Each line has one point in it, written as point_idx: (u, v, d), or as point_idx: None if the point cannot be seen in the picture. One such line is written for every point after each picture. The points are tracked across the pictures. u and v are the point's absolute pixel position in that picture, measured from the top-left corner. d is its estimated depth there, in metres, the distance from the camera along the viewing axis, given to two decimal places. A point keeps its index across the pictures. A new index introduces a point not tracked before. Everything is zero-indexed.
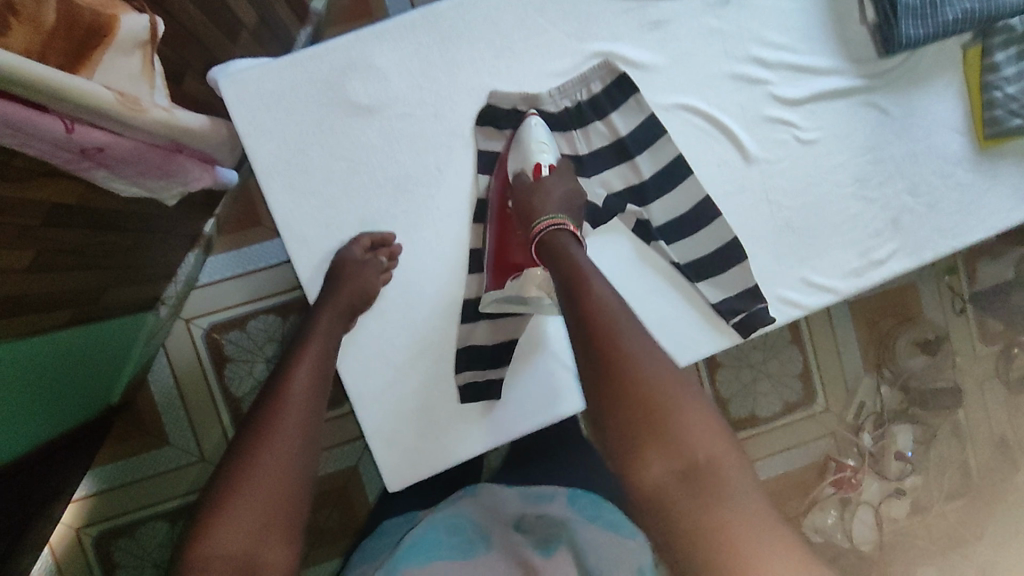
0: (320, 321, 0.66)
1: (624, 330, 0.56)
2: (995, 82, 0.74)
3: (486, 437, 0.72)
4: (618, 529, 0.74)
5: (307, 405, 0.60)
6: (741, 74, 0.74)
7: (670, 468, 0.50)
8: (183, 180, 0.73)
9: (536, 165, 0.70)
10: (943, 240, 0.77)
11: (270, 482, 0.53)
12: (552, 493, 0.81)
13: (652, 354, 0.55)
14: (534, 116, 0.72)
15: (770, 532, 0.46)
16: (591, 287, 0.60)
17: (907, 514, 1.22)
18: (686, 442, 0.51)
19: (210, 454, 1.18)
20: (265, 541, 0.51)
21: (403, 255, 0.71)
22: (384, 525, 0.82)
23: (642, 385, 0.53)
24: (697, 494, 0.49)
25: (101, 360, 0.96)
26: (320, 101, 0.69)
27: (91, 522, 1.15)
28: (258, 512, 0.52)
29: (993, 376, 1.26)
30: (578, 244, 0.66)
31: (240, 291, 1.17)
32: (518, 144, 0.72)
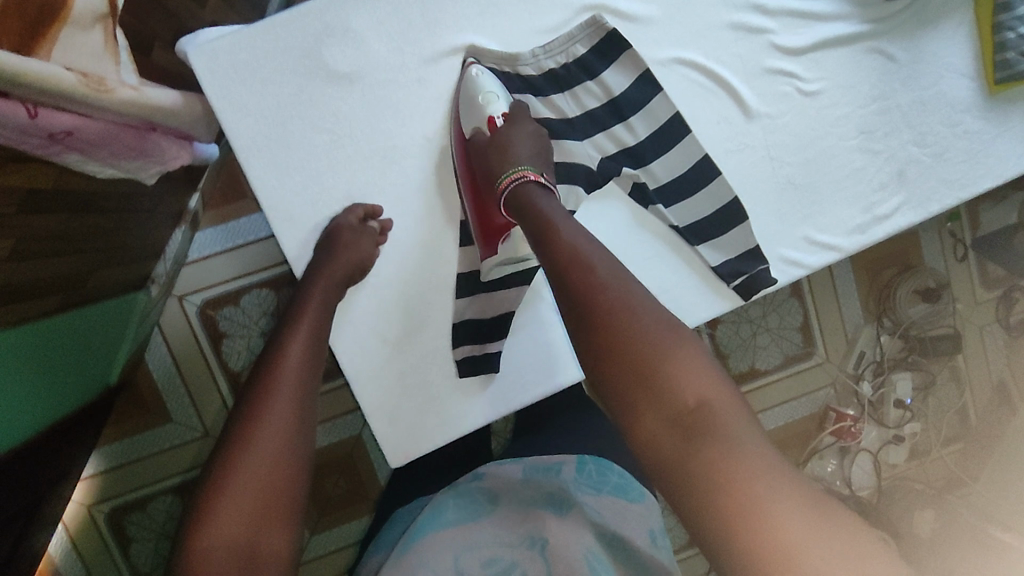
0: (314, 294, 0.63)
1: (614, 285, 0.55)
2: (1008, 22, 0.71)
3: (491, 408, 0.71)
4: (626, 495, 0.75)
5: (300, 382, 0.58)
6: (740, 23, 0.70)
7: (665, 423, 0.50)
8: (159, 159, 0.70)
9: (490, 118, 0.66)
10: (950, 192, 0.74)
11: (263, 467, 0.53)
12: (557, 459, 0.79)
13: (638, 308, 0.54)
14: (472, 65, 0.67)
15: (776, 481, 0.45)
16: (567, 244, 0.58)
17: (905, 459, 1.24)
18: (679, 392, 0.50)
19: (214, 429, 1.18)
20: (263, 527, 0.52)
21: (392, 230, 0.68)
22: (402, 510, 0.81)
23: (636, 341, 0.52)
24: (694, 444, 0.48)
25: (95, 343, 0.95)
26: (296, 69, 0.64)
27: (101, 499, 1.16)
28: (253, 498, 0.52)
29: (994, 321, 1.26)
30: (547, 192, 0.63)
31: (231, 266, 1.16)
32: (466, 99, 0.67)
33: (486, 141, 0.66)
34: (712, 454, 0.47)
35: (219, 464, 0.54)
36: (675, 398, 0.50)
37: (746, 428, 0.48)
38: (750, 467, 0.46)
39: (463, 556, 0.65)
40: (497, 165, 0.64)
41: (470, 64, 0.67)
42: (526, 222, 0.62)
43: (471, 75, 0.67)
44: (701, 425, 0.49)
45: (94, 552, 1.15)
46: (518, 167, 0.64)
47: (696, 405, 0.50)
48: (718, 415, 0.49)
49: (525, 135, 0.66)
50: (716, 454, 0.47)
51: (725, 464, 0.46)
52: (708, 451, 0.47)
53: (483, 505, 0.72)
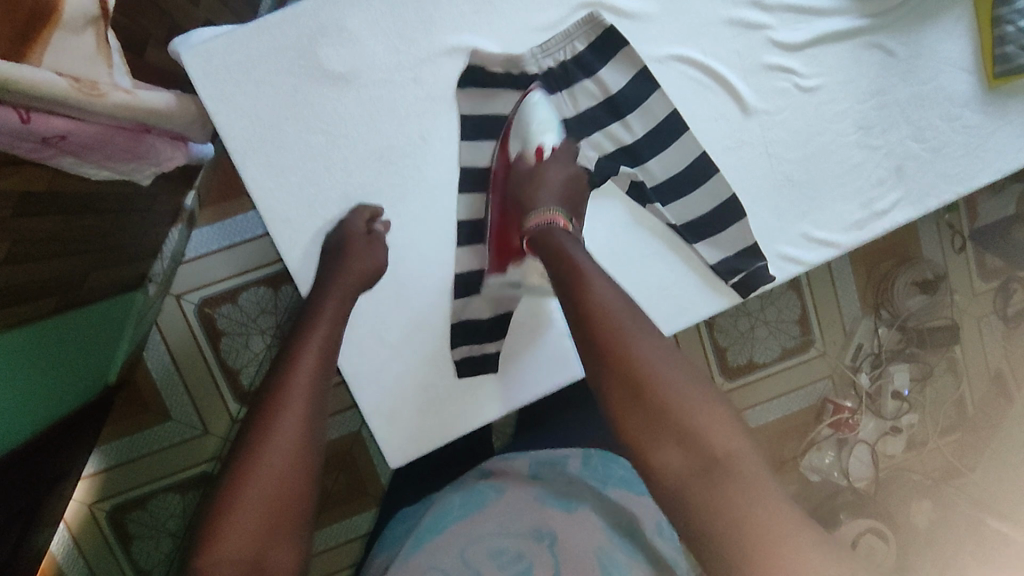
0: (329, 302, 0.62)
1: (633, 330, 0.58)
2: (1008, 16, 0.71)
3: (492, 407, 0.71)
4: (632, 488, 0.75)
5: (312, 392, 0.57)
6: (738, 18, 0.69)
7: (686, 464, 0.52)
8: (154, 160, 0.70)
9: (537, 148, 0.68)
10: (949, 186, 0.74)
11: (273, 482, 0.52)
12: (565, 452, 0.81)
13: (659, 355, 0.57)
14: (534, 90, 0.68)
15: (786, 520, 0.49)
16: (591, 286, 0.60)
17: (903, 450, 1.24)
18: (700, 436, 0.53)
19: (214, 427, 1.18)
20: (269, 543, 0.51)
21: (392, 232, 0.67)
22: (405, 509, 0.80)
23: (657, 386, 0.55)
24: (713, 484, 0.51)
25: (91, 343, 0.94)
26: (290, 70, 0.64)
27: (103, 497, 1.16)
28: (259, 514, 0.51)
29: (991, 312, 1.26)
30: (573, 239, 0.65)
31: (228, 264, 1.15)
32: (519, 123, 0.68)
33: (530, 167, 0.69)
34: (730, 496, 0.50)
35: (230, 473, 0.53)
36: (697, 442, 0.53)
37: (761, 471, 0.52)
38: (767, 508, 0.49)
39: (470, 551, 0.64)
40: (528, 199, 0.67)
41: (534, 87, 0.68)
42: (551, 263, 0.64)
43: (531, 98, 0.68)
44: (720, 467, 0.52)
45: (97, 550, 1.16)
46: (547, 207, 0.66)
47: (716, 448, 0.52)
48: (738, 459, 0.52)
49: (558, 180, 0.68)
50: (734, 495, 0.50)
51: (743, 506, 0.50)
52: (727, 494, 0.50)
53: (490, 499, 0.71)
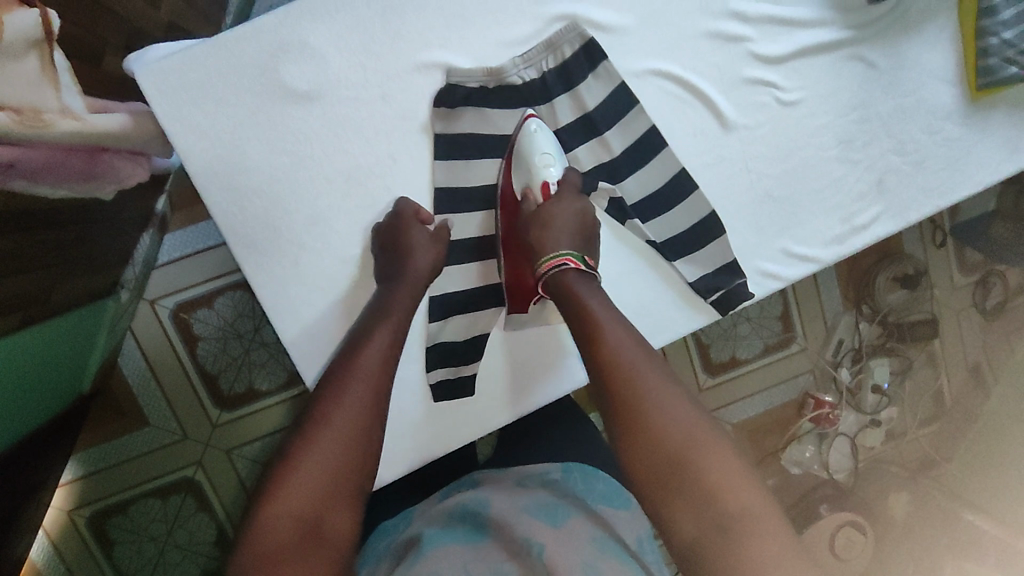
0: (393, 312, 0.63)
1: (644, 375, 0.57)
2: (992, 27, 0.69)
3: (496, 409, 0.70)
4: (614, 503, 0.68)
5: (377, 376, 0.60)
6: (718, 31, 0.67)
7: (699, 519, 0.51)
8: (115, 180, 0.66)
9: (543, 184, 0.66)
10: (929, 200, 0.74)
11: (340, 446, 0.55)
12: (546, 466, 0.75)
13: (667, 405, 0.56)
14: (531, 118, 0.66)
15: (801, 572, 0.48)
16: (602, 326, 0.60)
17: (882, 441, 1.23)
18: (716, 493, 0.52)
19: (195, 431, 1.11)
20: (331, 505, 0.54)
21: (445, 234, 0.66)
22: (388, 525, 0.73)
23: (667, 437, 0.54)
24: (732, 540, 0.50)
25: (65, 353, 0.86)
26: (253, 89, 0.61)
27: (82, 503, 1.08)
28: (323, 477, 0.54)
29: (971, 306, 1.26)
30: (586, 282, 0.63)
31: (200, 269, 1.09)
32: (521, 157, 0.66)
33: (536, 206, 0.66)
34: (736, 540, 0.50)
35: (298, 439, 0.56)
36: (711, 495, 0.52)
37: (766, 513, 0.51)
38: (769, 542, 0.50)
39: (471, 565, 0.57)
40: (537, 242, 0.64)
41: (529, 117, 0.66)
42: (565, 310, 0.62)
43: (529, 130, 0.65)
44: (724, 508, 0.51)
45: (77, 557, 1.08)
46: (555, 250, 0.63)
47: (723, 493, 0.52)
48: (745, 505, 0.51)
49: (570, 215, 0.65)
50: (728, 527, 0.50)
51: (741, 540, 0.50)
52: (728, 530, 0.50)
53: (477, 516, 0.63)
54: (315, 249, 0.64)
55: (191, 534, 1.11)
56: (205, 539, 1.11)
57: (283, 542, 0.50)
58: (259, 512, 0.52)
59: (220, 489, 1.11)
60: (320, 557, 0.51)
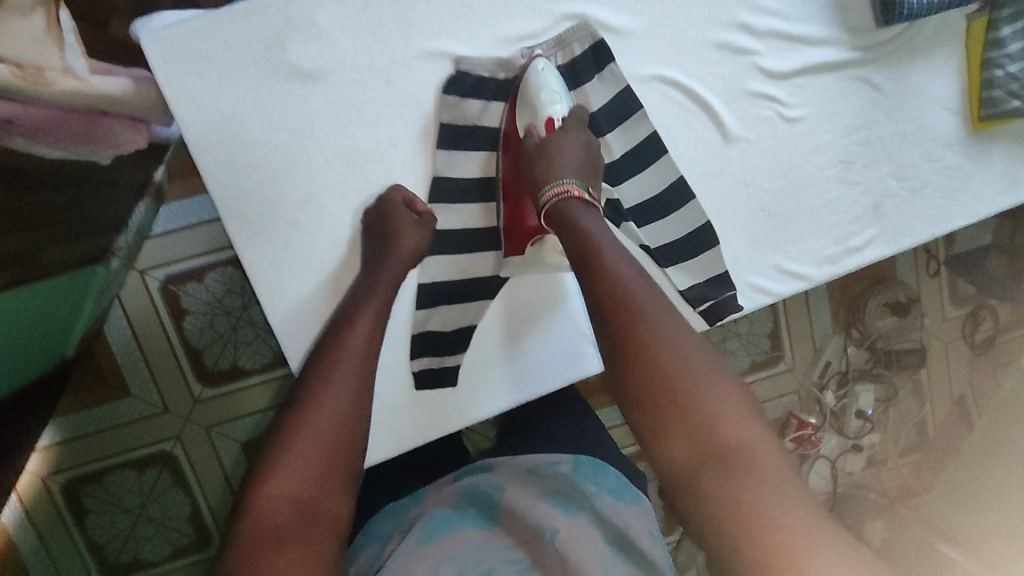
0: (372, 299, 0.62)
1: (652, 309, 0.54)
2: (998, 59, 0.70)
3: (502, 392, 0.70)
4: (625, 497, 0.65)
5: (362, 358, 0.59)
6: (725, 42, 0.67)
7: (696, 449, 0.48)
8: (113, 144, 0.65)
9: (548, 119, 0.64)
10: (924, 227, 0.74)
11: (329, 427, 0.55)
12: (557, 458, 0.71)
13: (674, 336, 0.53)
14: (538, 60, 0.64)
15: (805, 513, 0.44)
16: (604, 257, 0.58)
17: (862, 467, 1.24)
18: (716, 426, 0.49)
19: (176, 405, 1.09)
20: (323, 486, 0.52)
21: (433, 220, 0.66)
22: (392, 505, 0.71)
23: (667, 368, 0.51)
24: (728, 473, 0.47)
25: (52, 316, 0.84)
26: (257, 64, 0.60)
27: (58, 470, 1.06)
28: (315, 459, 0.53)
29: (959, 339, 1.26)
30: (590, 210, 0.62)
31: (193, 243, 1.07)
32: (526, 93, 0.65)
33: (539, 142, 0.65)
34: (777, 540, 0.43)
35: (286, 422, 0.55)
36: (710, 428, 0.49)
37: (777, 458, 0.48)
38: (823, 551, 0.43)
39: (489, 549, 0.57)
40: (541, 174, 0.63)
41: (536, 57, 0.64)
42: (566, 237, 0.61)
43: (534, 69, 0.64)
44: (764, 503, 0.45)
45: (49, 526, 1.06)
46: (560, 178, 0.62)
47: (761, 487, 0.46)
48: (754, 447, 0.48)
49: (575, 148, 0.64)
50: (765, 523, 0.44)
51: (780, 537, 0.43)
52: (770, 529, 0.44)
53: (491, 501, 0.63)
54: (308, 229, 0.64)
55: (167, 509, 1.09)
56: (180, 516, 1.09)
57: (278, 524, 0.49)
58: (251, 497, 0.51)
59: (198, 467, 1.09)
60: (315, 538, 0.50)
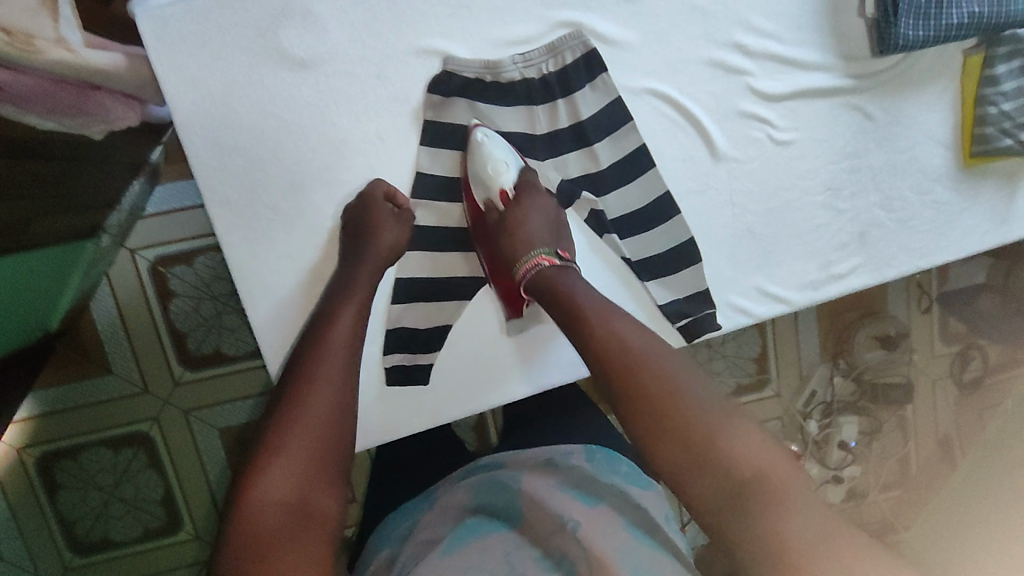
0: (357, 289, 0.63)
1: (655, 356, 0.55)
2: (992, 96, 0.70)
3: (484, 397, 0.71)
4: (639, 484, 0.66)
5: (347, 351, 0.59)
6: (720, 61, 0.67)
7: (716, 490, 0.48)
8: (104, 118, 0.65)
9: (501, 190, 0.65)
10: (910, 259, 0.74)
11: (317, 425, 0.55)
12: (569, 447, 0.71)
13: (677, 380, 0.53)
14: (479, 129, 0.65)
15: (833, 538, 0.45)
16: (602, 316, 0.58)
17: (842, 500, 1.20)
18: (732, 461, 0.49)
19: (157, 386, 1.05)
20: (313, 485, 0.52)
21: (410, 214, 0.66)
22: (408, 504, 0.71)
23: (671, 410, 0.52)
24: (753, 505, 0.47)
25: (35, 286, 0.82)
26: (248, 48, 0.60)
27: (33, 443, 1.02)
28: (304, 457, 0.53)
29: (947, 377, 1.23)
30: (566, 273, 0.63)
31: (184, 227, 1.03)
32: (475, 167, 0.65)
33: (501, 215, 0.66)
34: (822, 572, 0.43)
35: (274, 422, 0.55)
36: (725, 465, 0.49)
37: (798, 484, 0.48)
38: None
39: (514, 554, 0.55)
40: (512, 248, 0.65)
41: (475, 128, 0.65)
42: (548, 303, 0.62)
43: (479, 141, 0.65)
44: (805, 535, 0.45)
45: (22, 499, 1.03)
46: (531, 252, 0.64)
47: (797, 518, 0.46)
48: (772, 475, 0.48)
49: (540, 214, 0.66)
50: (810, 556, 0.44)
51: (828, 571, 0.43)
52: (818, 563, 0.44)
53: (513, 499, 0.62)
54: (289, 216, 0.64)
55: (140, 491, 1.05)
56: (152, 497, 1.06)
57: (271, 525, 0.49)
58: (243, 500, 0.50)
59: (174, 451, 1.05)
60: (310, 535, 0.49)
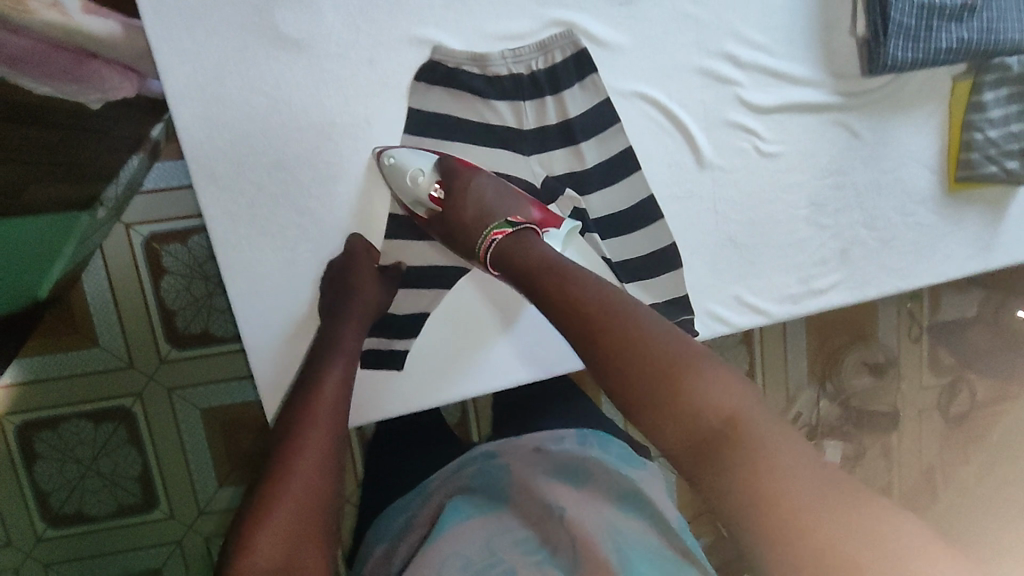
0: (342, 346, 0.65)
1: (628, 310, 0.52)
2: (979, 123, 0.70)
3: (469, 386, 0.73)
4: (632, 464, 0.64)
5: (334, 405, 0.60)
6: (710, 70, 0.68)
7: (688, 437, 0.46)
8: (99, 87, 0.65)
9: (430, 195, 0.65)
10: (890, 279, 0.75)
11: (309, 471, 0.53)
12: (559, 432, 0.70)
13: (648, 328, 0.51)
14: (387, 150, 0.65)
15: (807, 471, 0.43)
16: (574, 273, 0.56)
17: None
18: (701, 405, 0.46)
19: (142, 362, 1.00)
20: (307, 539, 0.49)
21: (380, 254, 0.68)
22: (401, 503, 0.71)
23: (642, 357, 0.49)
24: (726, 449, 0.44)
25: (33, 252, 0.74)
26: (244, 26, 0.61)
27: (14, 411, 0.97)
28: (296, 507, 0.50)
29: (934, 409, 1.19)
30: (527, 237, 0.61)
31: (180, 206, 0.97)
32: (397, 186, 0.65)
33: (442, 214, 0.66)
34: (796, 505, 0.41)
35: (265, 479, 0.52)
36: (696, 410, 0.46)
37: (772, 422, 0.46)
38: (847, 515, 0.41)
39: (496, 536, 0.53)
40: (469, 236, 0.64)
41: (383, 151, 0.65)
42: (520, 265, 0.59)
43: (393, 160, 0.65)
44: (775, 470, 0.43)
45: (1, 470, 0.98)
46: (484, 233, 0.62)
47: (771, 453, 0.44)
48: (744, 415, 0.46)
49: (485, 189, 0.65)
50: (781, 495, 0.42)
51: (802, 512, 0.41)
52: (784, 498, 0.42)
53: (497, 484, 0.60)
54: (273, 194, 0.64)
55: (118, 467, 1.01)
56: (130, 473, 1.01)
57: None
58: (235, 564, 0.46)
59: (156, 429, 1.01)
60: None
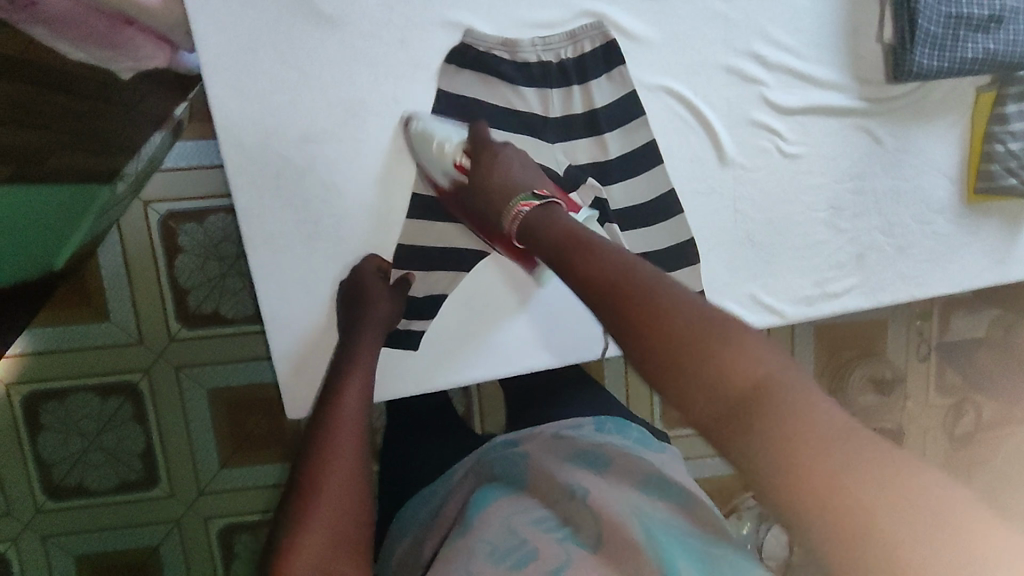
0: (362, 348, 0.68)
1: (652, 280, 0.47)
2: (1001, 134, 0.71)
3: (488, 368, 0.75)
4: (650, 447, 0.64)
5: (358, 399, 0.62)
6: (736, 68, 0.68)
7: (719, 408, 0.40)
8: (132, 56, 0.66)
9: (458, 164, 0.66)
10: (904, 286, 0.76)
11: (340, 459, 0.55)
12: (577, 421, 0.70)
13: (674, 296, 0.45)
14: (414, 118, 0.66)
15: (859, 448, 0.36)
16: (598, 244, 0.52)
17: None
18: (732, 375, 0.40)
19: (152, 338, 1.00)
20: (347, 518, 0.51)
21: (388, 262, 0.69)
22: (426, 490, 0.71)
23: (665, 326, 0.43)
24: (758, 420, 0.38)
25: (62, 223, 0.74)
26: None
27: (22, 381, 0.97)
28: (338, 494, 0.52)
29: (938, 428, 1.19)
30: (548, 207, 0.61)
31: (199, 187, 0.96)
32: (423, 154, 0.66)
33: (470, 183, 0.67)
34: (847, 483, 0.35)
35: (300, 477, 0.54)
36: (728, 382, 0.40)
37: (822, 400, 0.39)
38: (911, 504, 0.34)
39: (517, 516, 0.53)
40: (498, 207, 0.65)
41: (410, 120, 0.66)
42: (543, 238, 0.58)
43: (418, 130, 0.66)
44: (823, 450, 0.36)
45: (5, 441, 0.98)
46: (512, 202, 0.62)
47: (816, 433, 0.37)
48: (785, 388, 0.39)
49: (515, 160, 0.66)
50: (830, 477, 0.36)
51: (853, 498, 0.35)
52: (831, 485, 0.35)
53: (516, 472, 0.60)
54: (300, 168, 0.65)
55: (123, 442, 1.01)
56: (134, 450, 1.01)
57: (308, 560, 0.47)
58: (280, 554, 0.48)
59: (163, 406, 1.01)
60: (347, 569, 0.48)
